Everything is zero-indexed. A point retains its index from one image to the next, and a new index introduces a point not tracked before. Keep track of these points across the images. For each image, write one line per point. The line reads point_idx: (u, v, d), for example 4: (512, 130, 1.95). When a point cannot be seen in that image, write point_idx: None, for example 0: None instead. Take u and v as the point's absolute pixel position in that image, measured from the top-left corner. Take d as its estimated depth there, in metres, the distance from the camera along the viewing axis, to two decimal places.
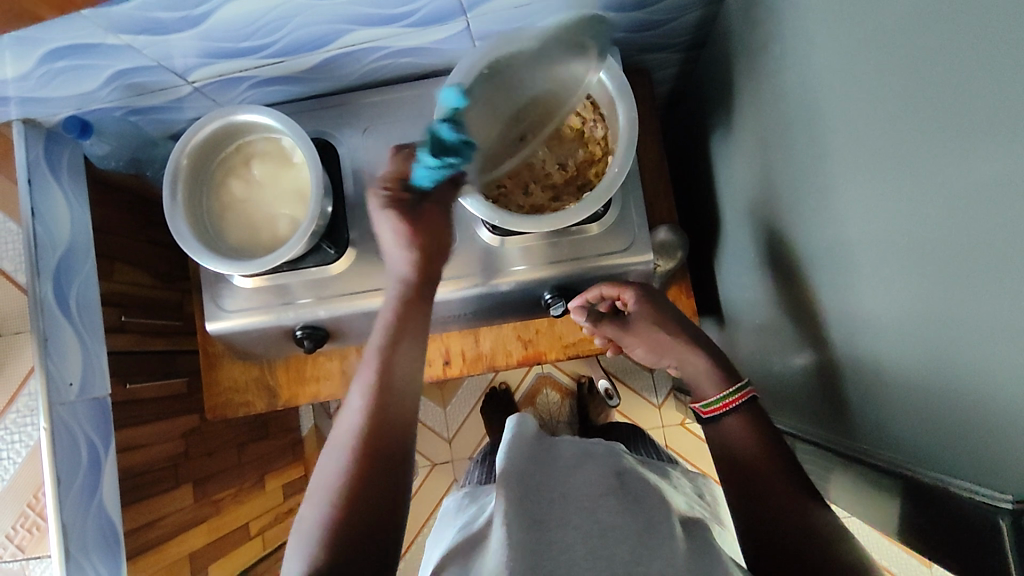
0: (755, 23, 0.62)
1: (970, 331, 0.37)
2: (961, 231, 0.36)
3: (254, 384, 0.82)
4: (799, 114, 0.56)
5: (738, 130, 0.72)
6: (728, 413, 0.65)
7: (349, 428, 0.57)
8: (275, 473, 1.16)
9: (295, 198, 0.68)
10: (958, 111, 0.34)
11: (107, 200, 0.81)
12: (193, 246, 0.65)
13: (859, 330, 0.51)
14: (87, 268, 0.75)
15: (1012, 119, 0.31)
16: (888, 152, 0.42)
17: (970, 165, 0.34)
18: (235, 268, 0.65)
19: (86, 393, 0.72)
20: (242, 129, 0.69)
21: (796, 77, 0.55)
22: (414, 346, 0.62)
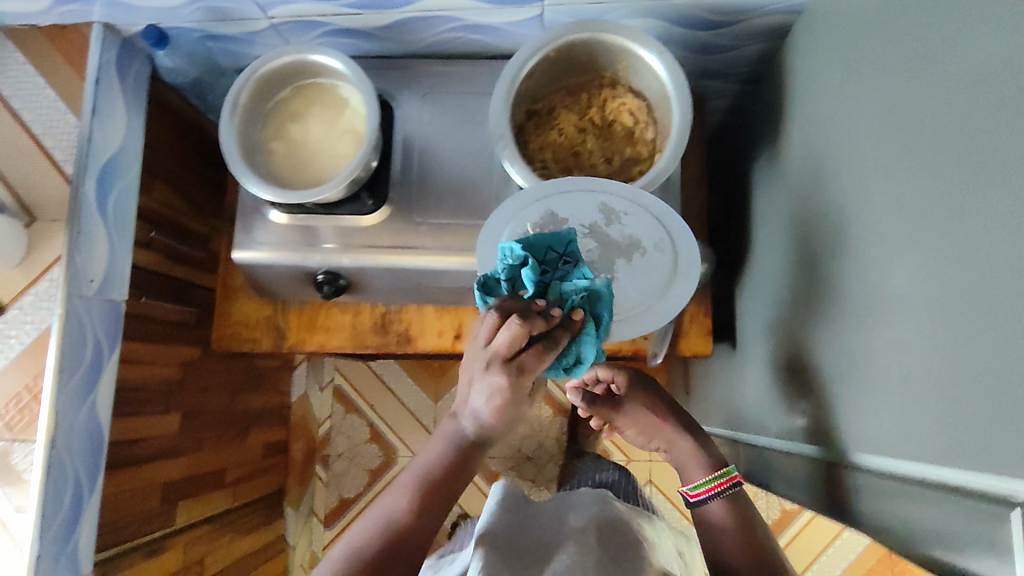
0: (814, 56, 0.65)
1: (986, 349, 0.37)
2: (993, 249, 0.37)
3: (265, 322, 0.83)
4: (840, 142, 0.58)
5: (780, 160, 0.73)
6: (712, 498, 0.73)
7: (358, 535, 0.57)
8: (258, 430, 1.15)
9: (344, 144, 0.70)
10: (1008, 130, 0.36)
11: (163, 118, 0.83)
12: (238, 164, 0.66)
13: (871, 357, 0.51)
14: (131, 175, 0.76)
15: None
16: (929, 175, 0.44)
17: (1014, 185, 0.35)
18: (271, 193, 0.65)
19: (104, 294, 0.72)
20: (311, 70, 0.71)
21: (844, 108, 0.57)
22: (459, 477, 0.60)
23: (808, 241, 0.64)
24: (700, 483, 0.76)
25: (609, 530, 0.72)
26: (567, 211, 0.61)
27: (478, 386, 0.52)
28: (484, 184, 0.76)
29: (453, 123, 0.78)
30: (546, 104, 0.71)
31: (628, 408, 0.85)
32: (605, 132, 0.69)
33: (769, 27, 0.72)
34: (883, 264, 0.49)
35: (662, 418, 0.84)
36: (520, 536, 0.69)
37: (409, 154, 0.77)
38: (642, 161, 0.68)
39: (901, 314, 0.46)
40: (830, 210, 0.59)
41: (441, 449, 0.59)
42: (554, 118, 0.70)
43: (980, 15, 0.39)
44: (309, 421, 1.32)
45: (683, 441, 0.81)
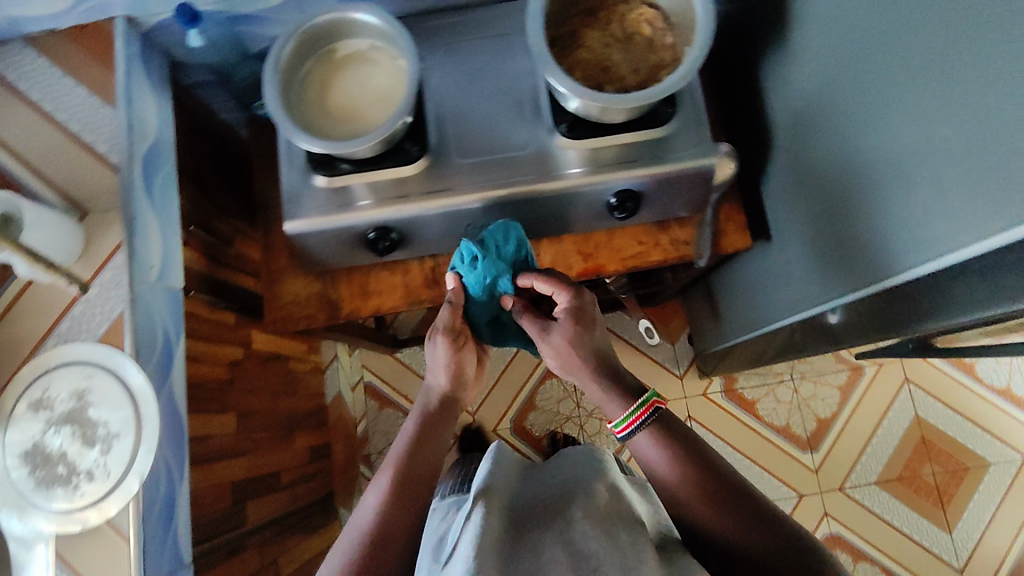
0: None
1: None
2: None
3: (316, 299, 0.83)
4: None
5: (778, 66, 0.75)
6: (636, 428, 0.67)
7: (373, 498, 0.63)
8: (303, 434, 1.13)
9: (375, 97, 0.72)
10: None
11: (182, 118, 0.83)
12: (276, 102, 0.67)
13: (916, 229, 0.55)
14: (170, 168, 0.76)
15: None
16: (956, 15, 0.47)
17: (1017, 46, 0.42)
18: (302, 137, 0.67)
19: (164, 281, 0.71)
20: (342, 32, 0.72)
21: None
22: (436, 456, 0.69)
23: (821, 137, 0.69)
24: (626, 417, 0.68)
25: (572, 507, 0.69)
26: (37, 428, 0.62)
27: (434, 354, 0.75)
28: (534, 117, 0.78)
29: (476, 72, 0.80)
30: (568, 28, 0.73)
31: (555, 332, 0.71)
32: (630, 50, 0.73)
33: None
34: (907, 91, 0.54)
35: (584, 359, 0.71)
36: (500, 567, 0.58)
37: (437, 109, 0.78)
38: (667, 65, 0.72)
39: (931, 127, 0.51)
40: (844, 81, 0.63)
41: (411, 421, 0.71)
42: (574, 54, 0.73)
43: None
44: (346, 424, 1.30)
45: (599, 382, 0.70)
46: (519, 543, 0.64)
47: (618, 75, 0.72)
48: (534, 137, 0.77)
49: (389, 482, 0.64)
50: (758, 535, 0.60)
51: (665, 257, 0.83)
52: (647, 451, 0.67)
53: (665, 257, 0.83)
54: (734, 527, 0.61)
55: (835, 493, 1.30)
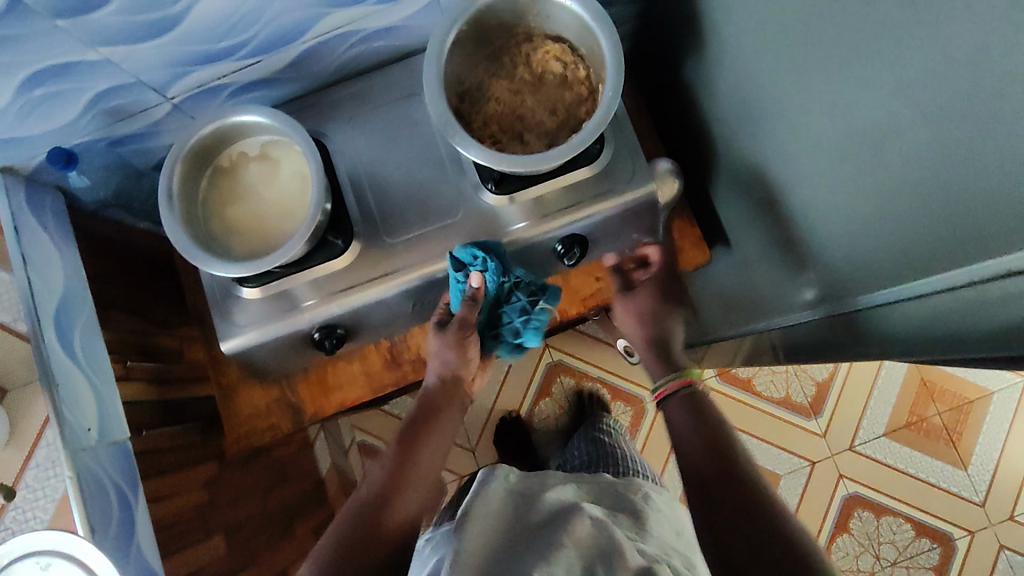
0: None
1: (982, 150, 0.39)
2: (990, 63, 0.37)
3: (276, 405, 0.79)
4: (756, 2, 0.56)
5: (701, 70, 0.71)
6: (667, 398, 0.75)
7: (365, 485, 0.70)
8: (303, 518, 1.09)
9: (280, 203, 0.67)
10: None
11: (91, 249, 0.78)
12: (182, 232, 0.62)
13: (883, 240, 0.52)
14: (87, 314, 0.71)
15: (1021, 54, 0.34)
16: (884, 29, 0.43)
17: (958, 60, 0.38)
18: (217, 264, 0.62)
19: (106, 438, 0.67)
20: (235, 137, 0.67)
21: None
22: (424, 446, 0.74)
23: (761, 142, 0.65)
24: None
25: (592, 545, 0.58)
26: None
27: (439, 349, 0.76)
28: (456, 172, 0.73)
29: (388, 139, 0.75)
30: (473, 81, 0.68)
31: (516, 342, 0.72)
32: (542, 89, 0.68)
33: None
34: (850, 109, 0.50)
35: None
36: None
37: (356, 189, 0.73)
38: (587, 99, 0.67)
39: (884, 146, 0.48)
40: (775, 94, 0.59)
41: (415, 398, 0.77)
42: (485, 108, 0.68)
43: None
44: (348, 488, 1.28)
45: None
46: None
47: (536, 119, 0.68)
48: (462, 196, 0.73)
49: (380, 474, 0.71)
50: (756, 515, 0.59)
51: (626, 289, 0.80)
52: (677, 416, 0.73)
53: (626, 288, 0.80)
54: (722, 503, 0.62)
55: (846, 454, 1.29)
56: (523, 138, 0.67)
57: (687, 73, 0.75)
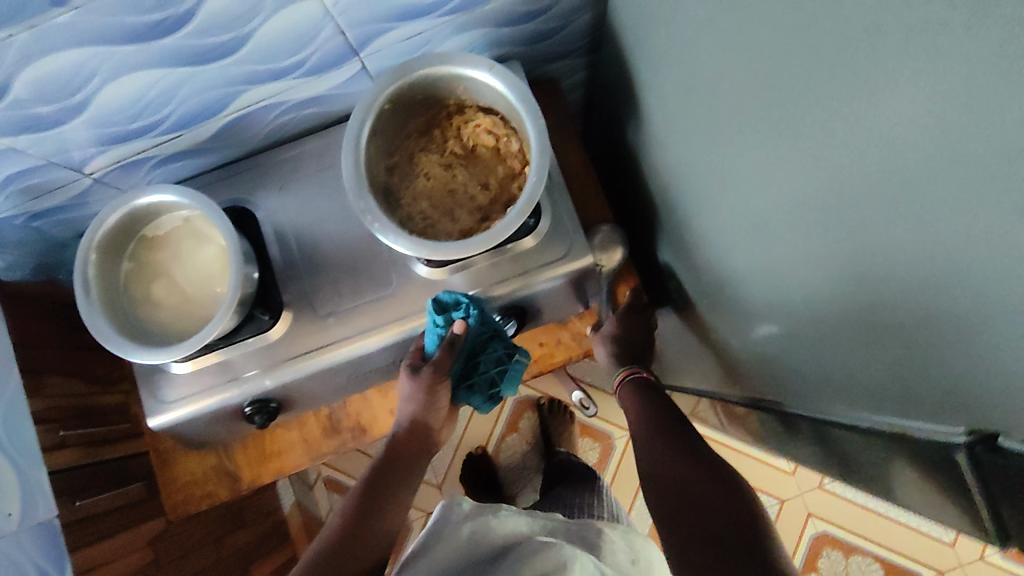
0: (629, 27, 0.61)
1: (867, 263, 0.36)
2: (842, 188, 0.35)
3: (214, 472, 0.78)
4: (671, 77, 0.55)
5: (638, 131, 0.69)
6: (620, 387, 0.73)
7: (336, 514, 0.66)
8: (263, 563, 1.08)
9: (201, 279, 0.65)
10: (809, 45, 0.33)
11: (25, 314, 0.77)
12: (96, 315, 0.61)
13: (799, 332, 0.49)
14: (13, 387, 0.70)
15: (879, 186, 0.32)
16: (765, 137, 0.42)
17: (830, 179, 0.36)
18: (129, 349, 0.61)
19: (28, 521, 0.66)
20: (158, 212, 0.66)
21: (670, 64, 0.54)
22: (389, 492, 0.69)
23: (690, 211, 0.63)
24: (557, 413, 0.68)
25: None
26: None
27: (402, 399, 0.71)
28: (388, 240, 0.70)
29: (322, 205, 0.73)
30: (404, 152, 0.68)
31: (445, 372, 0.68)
32: (474, 162, 0.67)
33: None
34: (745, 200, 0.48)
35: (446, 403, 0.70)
36: None
37: (286, 257, 0.71)
38: (517, 174, 0.66)
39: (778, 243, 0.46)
40: (693, 169, 0.57)
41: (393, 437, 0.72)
42: (416, 182, 0.67)
43: (743, 64, 0.41)
44: (313, 525, 1.27)
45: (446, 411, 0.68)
46: None
47: (467, 194, 0.66)
48: (397, 266, 0.71)
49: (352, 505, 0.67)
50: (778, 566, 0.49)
51: (572, 355, 0.78)
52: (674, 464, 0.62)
53: (571, 354, 0.78)
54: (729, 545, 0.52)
55: (817, 492, 1.27)
56: (454, 214, 0.65)
57: (632, 134, 0.73)
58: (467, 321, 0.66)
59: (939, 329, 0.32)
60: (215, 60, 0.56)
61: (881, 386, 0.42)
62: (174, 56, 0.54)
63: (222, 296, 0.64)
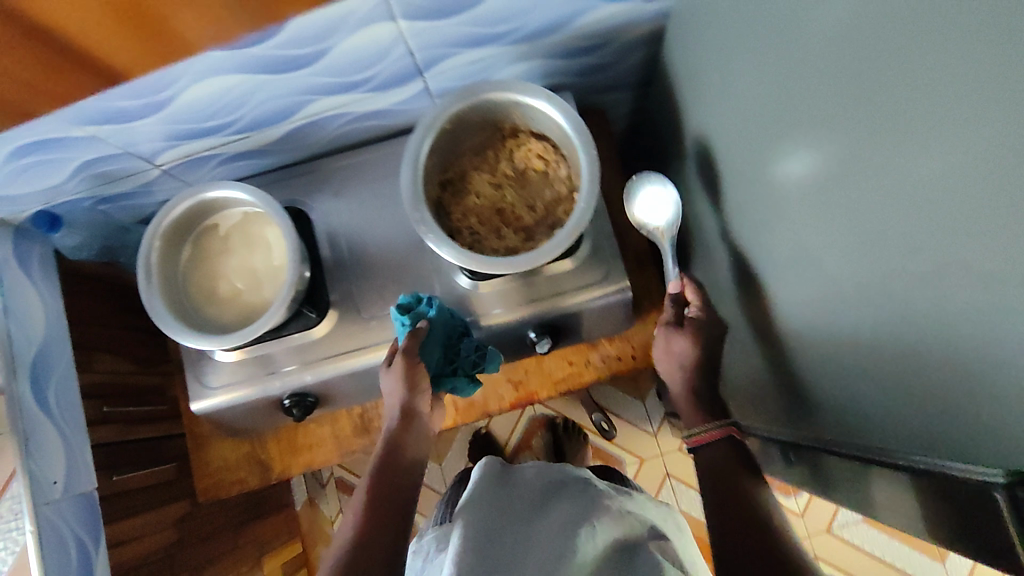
0: (685, 68, 0.64)
1: (901, 314, 0.37)
2: (876, 238, 0.38)
3: (245, 460, 0.81)
4: (723, 120, 0.58)
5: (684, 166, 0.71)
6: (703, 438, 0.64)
7: (352, 513, 0.61)
8: (273, 554, 1.10)
9: (254, 276, 0.69)
10: (863, 110, 0.36)
11: (83, 291, 0.81)
12: (156, 300, 0.65)
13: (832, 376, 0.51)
14: (67, 360, 0.73)
15: (926, 245, 0.33)
16: (816, 185, 0.44)
17: (879, 233, 0.38)
18: (186, 334, 0.65)
19: (71, 490, 0.69)
20: (221, 206, 0.69)
21: (723, 110, 0.57)
22: (390, 526, 0.60)
23: (730, 248, 0.65)
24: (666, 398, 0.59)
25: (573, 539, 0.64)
26: None
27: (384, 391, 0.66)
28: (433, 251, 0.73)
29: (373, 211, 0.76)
30: (457, 169, 0.71)
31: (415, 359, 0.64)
32: (523, 185, 0.70)
33: (646, 38, 0.72)
34: (781, 244, 0.51)
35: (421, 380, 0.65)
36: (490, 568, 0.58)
37: (336, 258, 0.75)
38: (565, 198, 0.68)
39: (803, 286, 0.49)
40: (735, 209, 0.60)
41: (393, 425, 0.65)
42: (467, 200, 0.69)
43: (802, 115, 0.43)
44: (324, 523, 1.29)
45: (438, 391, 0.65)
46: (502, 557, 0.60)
47: (514, 215, 0.69)
48: (440, 277, 0.73)
49: (365, 497, 0.62)
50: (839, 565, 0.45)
51: (598, 376, 0.80)
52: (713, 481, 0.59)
53: (599, 375, 0.80)
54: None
55: (822, 534, 1.27)
56: (500, 232, 0.68)
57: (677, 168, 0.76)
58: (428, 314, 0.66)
59: (964, 384, 0.33)
60: (291, 69, 0.60)
61: (915, 430, 0.39)
62: (256, 63, 0.57)
63: (274, 292, 0.67)
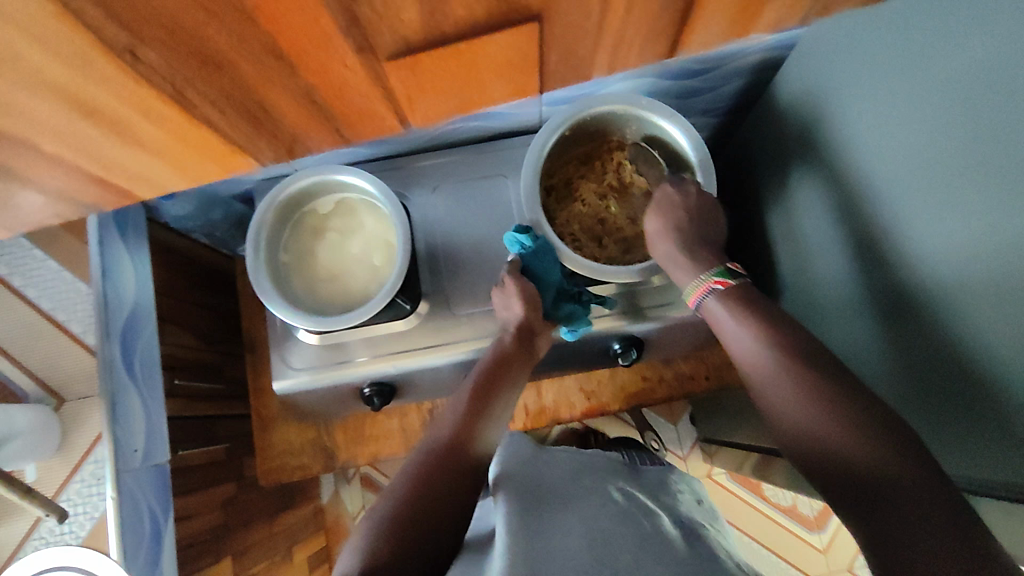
0: (799, 104, 0.65)
1: None
2: (998, 284, 0.41)
3: (311, 445, 0.81)
4: (825, 160, 0.61)
5: (780, 197, 0.73)
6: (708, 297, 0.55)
7: (440, 431, 0.54)
8: (302, 545, 1.08)
9: (355, 262, 0.69)
10: (988, 163, 0.40)
11: (163, 262, 0.80)
12: (260, 276, 0.65)
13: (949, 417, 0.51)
14: (150, 329, 0.73)
15: None
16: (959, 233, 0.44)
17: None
18: (287, 312, 0.64)
19: (148, 460, 0.68)
20: (329, 189, 0.70)
21: (828, 151, 0.60)
22: (490, 415, 0.56)
23: (828, 280, 0.66)
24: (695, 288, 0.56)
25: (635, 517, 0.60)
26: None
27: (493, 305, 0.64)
28: None
29: (467, 210, 0.77)
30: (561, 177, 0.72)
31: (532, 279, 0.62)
32: (627, 196, 0.71)
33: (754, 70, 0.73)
34: (885, 281, 0.54)
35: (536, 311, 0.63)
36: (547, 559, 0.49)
37: (428, 251, 0.76)
38: None
39: (907, 324, 0.52)
40: (842, 243, 0.61)
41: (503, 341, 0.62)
42: (571, 206, 0.71)
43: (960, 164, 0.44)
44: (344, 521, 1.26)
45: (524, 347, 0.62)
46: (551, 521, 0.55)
47: (617, 226, 0.70)
48: None
49: (458, 423, 0.54)
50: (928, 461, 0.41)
51: (670, 392, 0.81)
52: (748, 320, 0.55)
53: (669, 392, 0.81)
54: (885, 444, 0.40)
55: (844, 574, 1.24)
56: (601, 242, 0.70)
57: (762, 199, 0.78)
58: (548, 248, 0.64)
59: None
60: None
61: None
62: None
63: (377, 280, 0.68)
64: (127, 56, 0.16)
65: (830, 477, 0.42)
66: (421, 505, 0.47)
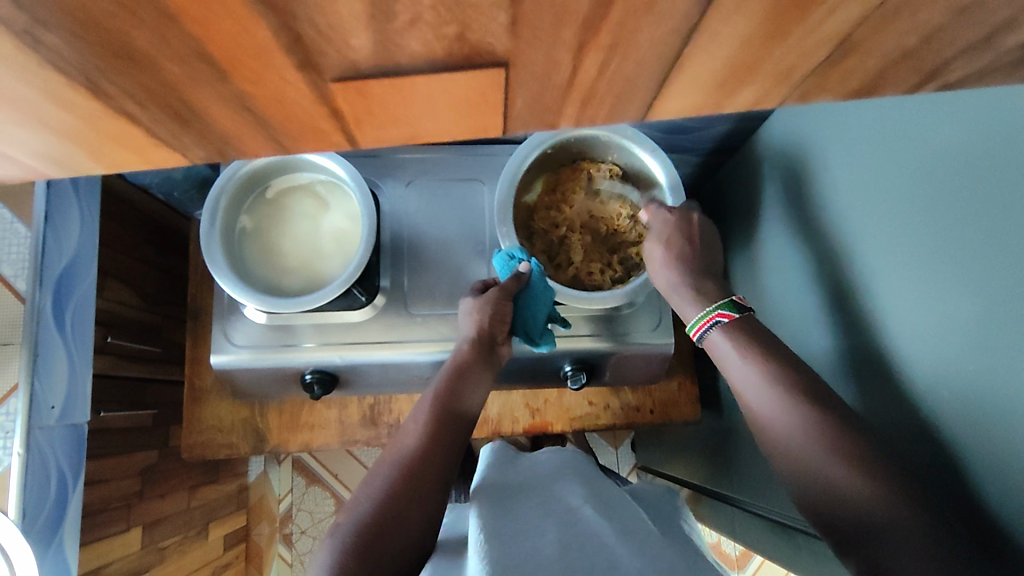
0: (772, 155, 0.66)
1: (974, 444, 0.39)
2: (942, 372, 0.41)
3: (242, 425, 0.78)
4: (792, 223, 0.62)
5: (747, 243, 0.74)
6: (709, 333, 0.54)
7: (411, 433, 0.54)
8: (218, 522, 1.04)
9: (316, 248, 0.67)
10: (948, 251, 0.40)
11: (114, 214, 0.77)
12: (213, 250, 0.63)
13: None
14: (88, 281, 0.69)
15: (1012, 380, 0.35)
16: (902, 304, 0.45)
17: (961, 362, 0.39)
18: (234, 290, 0.62)
19: (65, 419, 0.65)
20: (301, 170, 0.68)
21: (795, 213, 0.61)
22: (450, 450, 0.53)
23: (780, 332, 0.66)
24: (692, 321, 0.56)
25: (607, 494, 0.56)
26: None
27: (462, 318, 0.63)
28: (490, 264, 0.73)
29: (436, 210, 0.75)
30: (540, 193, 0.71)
31: (501, 299, 0.61)
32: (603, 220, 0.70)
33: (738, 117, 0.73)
34: (834, 348, 0.55)
35: (502, 328, 0.62)
36: (530, 561, 0.42)
37: (392, 246, 0.74)
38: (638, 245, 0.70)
39: (850, 394, 0.52)
40: (795, 295, 0.62)
41: (465, 345, 0.61)
42: (547, 219, 0.70)
43: (896, 237, 0.45)
44: (267, 501, 1.22)
45: (487, 360, 0.61)
46: (520, 512, 0.50)
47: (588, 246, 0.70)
48: None
49: (427, 423, 0.54)
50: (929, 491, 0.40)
51: (614, 421, 0.82)
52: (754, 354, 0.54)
53: (614, 421, 0.81)
54: (886, 490, 0.39)
55: None
56: (567, 262, 0.69)
57: (729, 246, 0.79)
58: (535, 264, 0.62)
59: None
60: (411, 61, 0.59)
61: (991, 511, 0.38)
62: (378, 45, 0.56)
63: (336, 270, 0.66)
64: (28, 38, 0.15)
65: (840, 527, 0.40)
66: (374, 532, 0.44)
